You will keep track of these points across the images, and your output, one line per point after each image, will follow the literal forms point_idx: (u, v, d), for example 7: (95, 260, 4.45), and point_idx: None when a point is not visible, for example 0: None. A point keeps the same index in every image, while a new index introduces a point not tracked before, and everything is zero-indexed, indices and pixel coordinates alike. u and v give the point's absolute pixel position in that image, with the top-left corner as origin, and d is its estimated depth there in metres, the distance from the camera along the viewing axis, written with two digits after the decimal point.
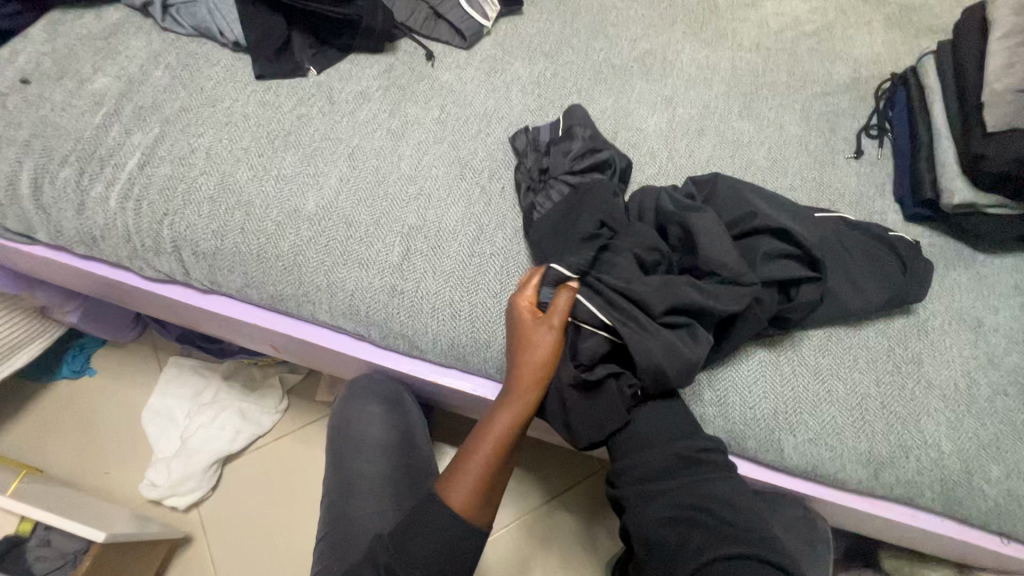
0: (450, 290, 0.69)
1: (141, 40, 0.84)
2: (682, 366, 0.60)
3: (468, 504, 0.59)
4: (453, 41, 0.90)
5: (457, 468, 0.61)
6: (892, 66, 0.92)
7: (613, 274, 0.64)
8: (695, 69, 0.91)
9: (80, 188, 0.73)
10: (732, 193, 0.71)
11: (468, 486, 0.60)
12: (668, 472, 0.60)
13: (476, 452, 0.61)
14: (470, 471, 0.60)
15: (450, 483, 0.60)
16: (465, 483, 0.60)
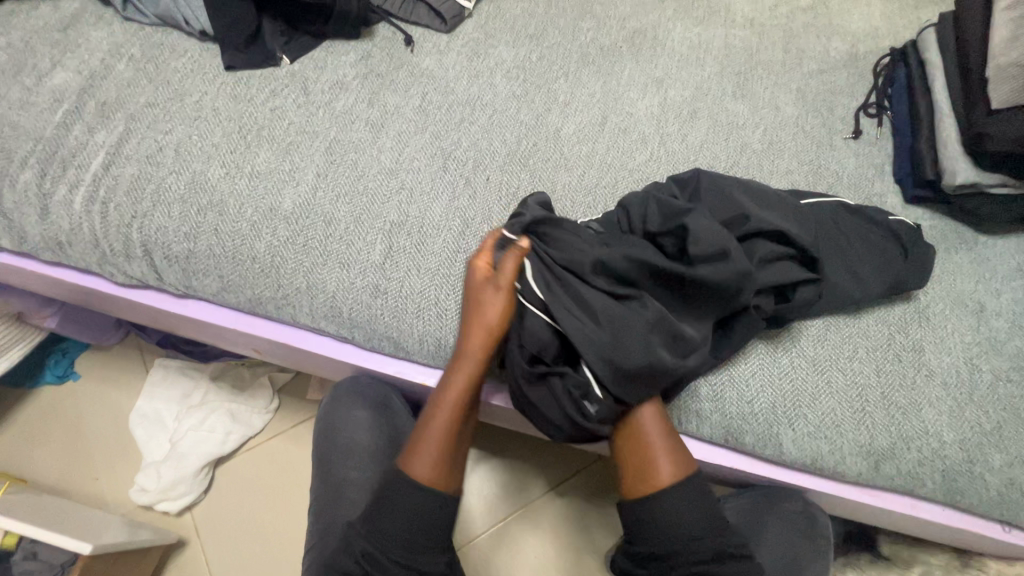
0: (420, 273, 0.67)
1: (102, 30, 0.79)
2: (625, 359, 0.58)
3: (433, 470, 0.59)
4: (433, 24, 0.85)
5: (420, 438, 0.61)
6: (891, 40, 0.89)
7: (564, 248, 0.62)
8: (686, 48, 0.87)
9: (42, 191, 0.69)
10: (716, 190, 0.66)
11: (433, 452, 0.60)
12: (702, 514, 0.61)
13: (437, 416, 0.61)
14: (433, 437, 0.60)
15: (415, 453, 0.60)
16: (428, 453, 0.59)
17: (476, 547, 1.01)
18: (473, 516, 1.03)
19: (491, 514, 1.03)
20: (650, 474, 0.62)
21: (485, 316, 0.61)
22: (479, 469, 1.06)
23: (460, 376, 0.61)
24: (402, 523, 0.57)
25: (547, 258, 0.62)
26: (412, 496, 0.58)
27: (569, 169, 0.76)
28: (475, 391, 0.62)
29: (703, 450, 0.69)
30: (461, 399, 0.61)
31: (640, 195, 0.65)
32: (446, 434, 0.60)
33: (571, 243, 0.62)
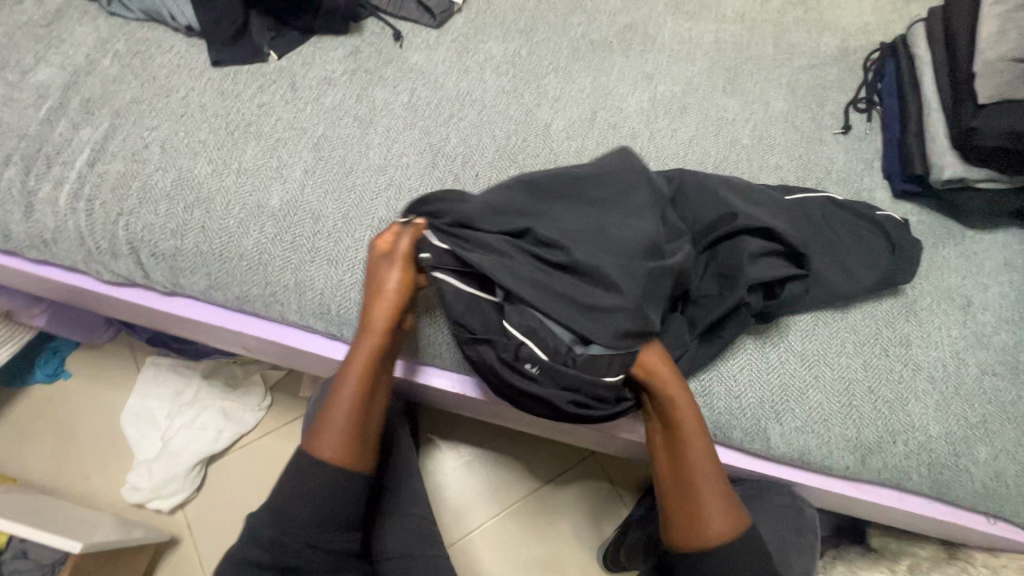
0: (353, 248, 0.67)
1: (86, 26, 0.78)
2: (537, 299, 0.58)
3: (335, 449, 0.60)
4: (422, 19, 0.85)
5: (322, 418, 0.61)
6: (882, 35, 0.89)
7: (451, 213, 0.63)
8: (677, 43, 0.87)
9: (26, 189, 0.68)
10: (702, 188, 0.67)
11: (336, 431, 0.60)
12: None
13: (339, 395, 0.61)
14: (335, 416, 0.61)
15: (318, 435, 0.61)
16: (330, 433, 0.60)
17: (469, 545, 1.01)
18: (466, 514, 1.03)
19: (484, 511, 1.04)
20: (701, 523, 0.58)
21: (383, 292, 0.61)
22: (472, 466, 1.07)
23: (357, 356, 0.61)
24: (310, 506, 0.59)
25: (439, 228, 0.61)
26: (319, 474, 0.59)
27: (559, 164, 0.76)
28: (375, 370, 0.62)
29: None
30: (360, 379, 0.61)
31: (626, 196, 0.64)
32: (347, 413, 0.61)
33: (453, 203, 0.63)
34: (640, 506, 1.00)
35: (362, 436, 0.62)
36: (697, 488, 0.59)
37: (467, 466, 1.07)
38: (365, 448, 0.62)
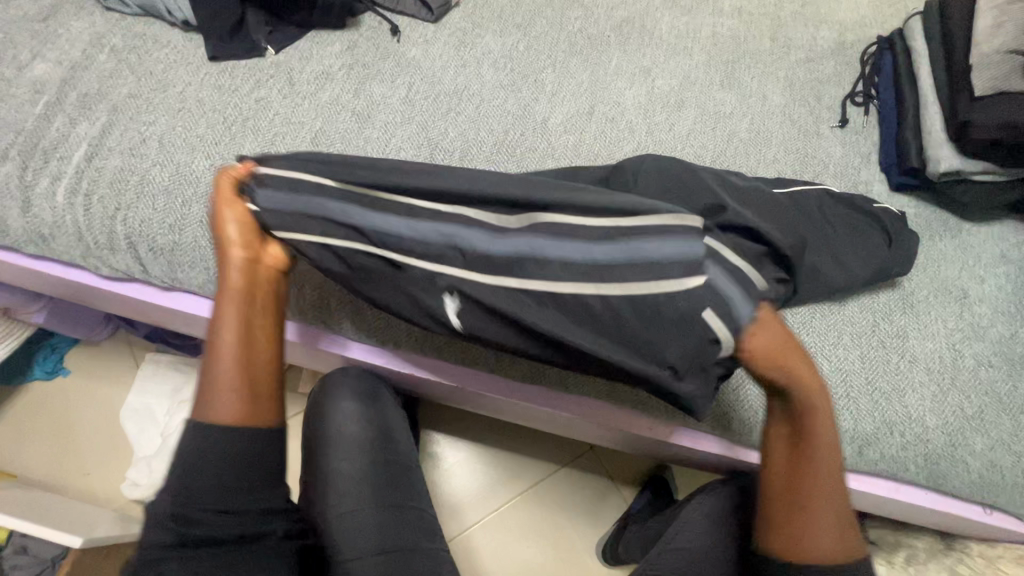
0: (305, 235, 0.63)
1: (82, 20, 0.78)
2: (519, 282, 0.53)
3: (226, 412, 0.55)
4: (419, 14, 0.85)
5: (207, 388, 0.56)
6: (878, 29, 0.89)
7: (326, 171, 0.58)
8: (674, 38, 0.87)
9: (23, 184, 0.68)
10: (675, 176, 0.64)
11: (221, 391, 0.55)
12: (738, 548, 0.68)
13: (217, 355, 0.56)
14: (218, 375, 0.55)
15: (201, 404, 0.55)
16: (218, 397, 0.55)
17: (469, 539, 1.01)
18: (466, 508, 1.04)
19: (484, 505, 1.04)
20: (803, 543, 0.56)
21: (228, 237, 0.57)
22: (472, 460, 1.07)
23: (222, 310, 0.57)
24: (212, 474, 0.53)
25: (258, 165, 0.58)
26: (216, 441, 0.54)
27: (556, 159, 0.76)
28: (246, 319, 0.57)
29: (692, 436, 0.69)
30: (233, 330, 0.56)
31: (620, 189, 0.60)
32: (229, 371, 0.56)
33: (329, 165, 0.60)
34: (639, 498, 1.01)
35: (256, 390, 0.57)
36: (811, 506, 0.56)
37: (467, 461, 1.07)
38: (264, 403, 0.57)
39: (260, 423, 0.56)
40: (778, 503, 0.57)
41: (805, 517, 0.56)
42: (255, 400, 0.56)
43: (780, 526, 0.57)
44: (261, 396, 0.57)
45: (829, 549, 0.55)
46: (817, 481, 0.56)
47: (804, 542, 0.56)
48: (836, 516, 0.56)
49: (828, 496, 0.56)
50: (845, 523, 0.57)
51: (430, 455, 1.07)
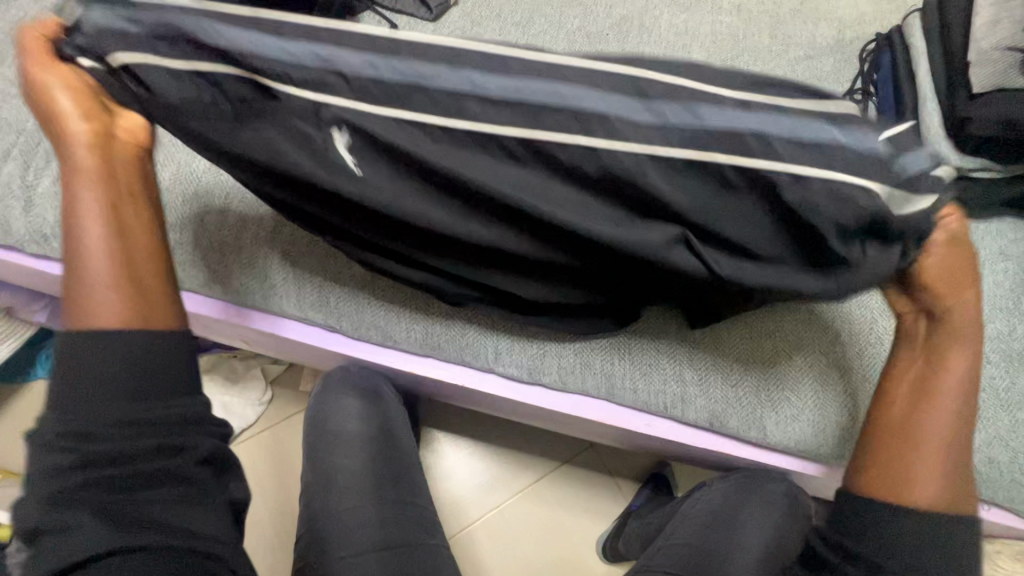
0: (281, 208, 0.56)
1: None
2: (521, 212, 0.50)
3: (113, 307, 0.48)
4: (418, 13, 0.85)
5: (83, 289, 0.49)
6: (877, 26, 0.89)
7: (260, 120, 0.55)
8: (673, 35, 0.87)
9: (26, 184, 0.69)
10: None
11: (101, 292, 0.48)
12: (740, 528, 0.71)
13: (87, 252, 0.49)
14: (93, 273, 0.49)
15: (79, 314, 0.48)
16: (99, 294, 0.48)
17: (469, 535, 1.02)
18: (467, 504, 1.04)
19: (484, 501, 1.04)
20: (910, 473, 0.56)
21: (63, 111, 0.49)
22: (472, 457, 1.07)
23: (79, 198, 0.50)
24: (108, 384, 0.46)
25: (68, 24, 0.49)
26: (98, 349, 0.46)
27: None
28: (116, 202, 0.51)
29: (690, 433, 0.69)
30: (101, 214, 0.50)
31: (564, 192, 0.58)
32: (108, 260, 0.49)
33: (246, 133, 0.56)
34: (639, 495, 1.01)
35: (141, 287, 0.50)
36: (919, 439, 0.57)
37: (467, 458, 1.07)
38: (159, 300, 0.50)
39: (158, 323, 0.49)
40: (895, 425, 0.58)
41: (912, 446, 0.57)
42: (140, 296, 0.49)
43: (880, 450, 0.58)
44: (149, 294, 0.50)
45: (932, 492, 0.55)
46: (939, 408, 0.57)
47: (910, 475, 0.56)
48: (949, 456, 0.56)
49: (946, 427, 0.57)
50: (952, 467, 0.56)
51: (430, 451, 1.08)
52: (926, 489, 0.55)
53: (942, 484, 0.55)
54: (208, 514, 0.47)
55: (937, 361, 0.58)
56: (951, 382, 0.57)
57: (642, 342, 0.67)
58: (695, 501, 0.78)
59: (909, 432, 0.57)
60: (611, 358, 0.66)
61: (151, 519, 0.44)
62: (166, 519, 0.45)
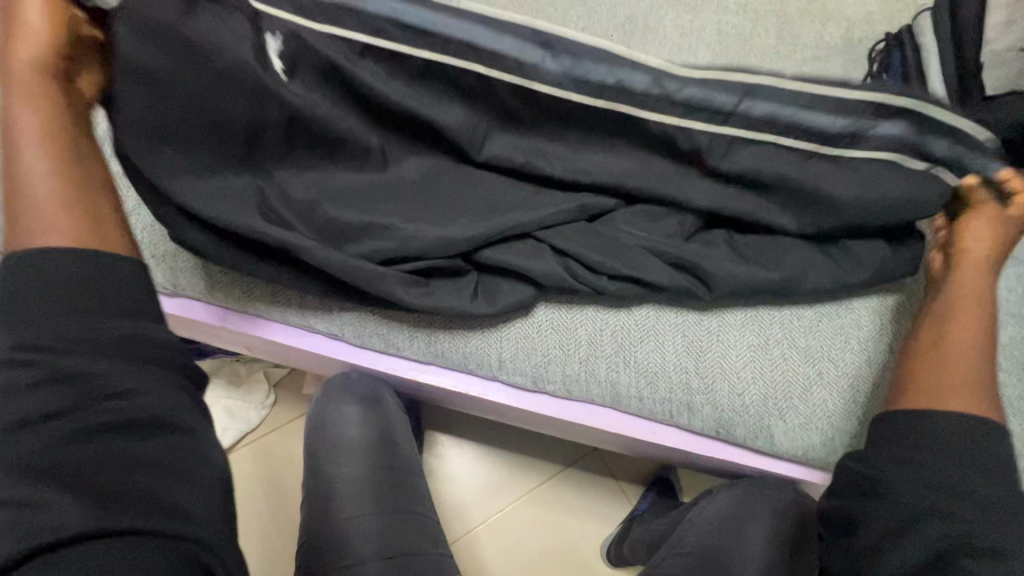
0: (245, 216, 0.58)
1: None
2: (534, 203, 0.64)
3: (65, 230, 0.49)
4: None
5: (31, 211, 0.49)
6: (886, 26, 0.87)
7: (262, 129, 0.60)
8: (678, 37, 0.86)
9: None
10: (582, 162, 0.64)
11: (42, 214, 0.49)
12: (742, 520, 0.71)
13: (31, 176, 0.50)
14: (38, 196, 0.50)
15: (19, 234, 0.49)
16: (49, 218, 0.49)
17: (472, 540, 1.02)
18: (470, 508, 1.04)
19: (487, 505, 1.04)
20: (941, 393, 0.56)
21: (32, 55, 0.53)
22: (476, 461, 1.07)
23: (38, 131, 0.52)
24: (53, 306, 0.44)
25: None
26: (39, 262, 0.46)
27: None
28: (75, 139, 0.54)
29: (696, 442, 0.68)
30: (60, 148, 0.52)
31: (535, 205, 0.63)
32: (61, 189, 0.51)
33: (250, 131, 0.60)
34: (644, 499, 1.01)
35: (90, 216, 0.51)
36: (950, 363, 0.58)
37: (470, 462, 1.07)
38: (101, 224, 0.51)
39: (97, 240, 0.49)
40: (936, 351, 0.59)
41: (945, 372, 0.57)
42: (81, 215, 0.50)
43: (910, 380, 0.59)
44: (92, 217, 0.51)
45: (974, 402, 0.55)
46: (971, 330, 0.58)
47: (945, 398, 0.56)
48: (983, 373, 0.57)
49: (979, 346, 0.58)
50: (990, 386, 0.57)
51: (432, 454, 1.07)
52: (964, 400, 0.55)
53: (984, 400, 0.56)
54: (192, 491, 0.44)
55: (958, 291, 0.61)
56: (981, 308, 0.60)
57: (648, 351, 0.66)
58: (701, 510, 0.78)
59: (944, 353, 0.58)
60: (617, 367, 0.65)
61: (112, 486, 0.40)
62: (129, 497, 0.40)
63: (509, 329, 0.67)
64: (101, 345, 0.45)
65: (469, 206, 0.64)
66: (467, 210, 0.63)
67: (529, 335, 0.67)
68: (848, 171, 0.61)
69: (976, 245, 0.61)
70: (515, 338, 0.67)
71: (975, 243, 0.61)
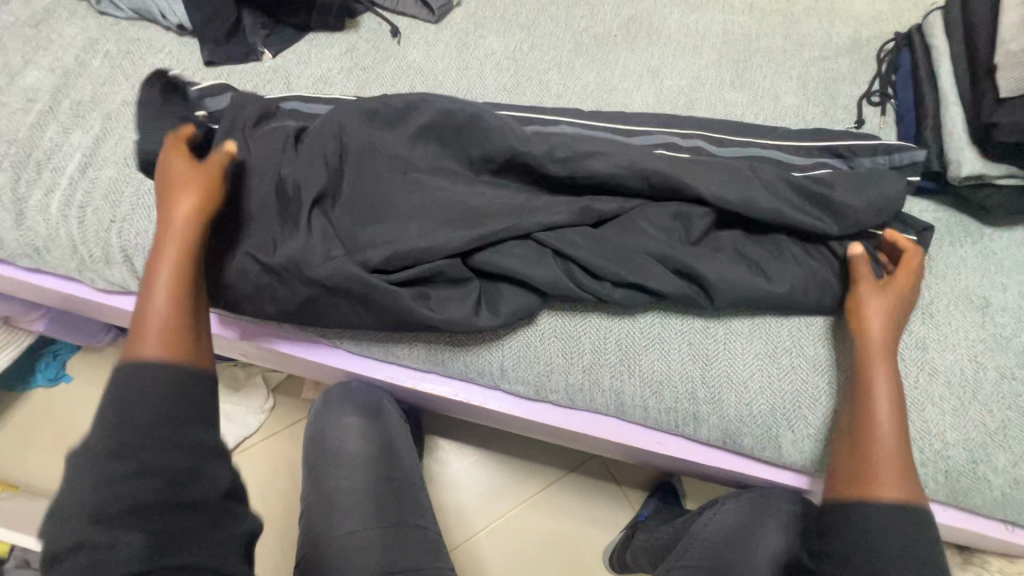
0: (258, 233, 0.61)
1: (76, 26, 0.77)
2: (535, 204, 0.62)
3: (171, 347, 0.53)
4: (420, 14, 0.83)
5: (146, 325, 0.53)
6: (895, 25, 0.86)
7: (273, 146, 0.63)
8: (683, 36, 0.84)
9: (16, 196, 0.67)
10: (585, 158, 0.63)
11: (150, 330, 0.53)
12: (750, 530, 0.70)
13: (153, 294, 0.55)
14: (150, 315, 0.54)
15: (134, 342, 0.53)
16: (162, 337, 0.53)
17: (473, 547, 1.00)
18: (471, 514, 1.02)
19: (488, 511, 1.03)
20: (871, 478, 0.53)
21: (187, 191, 0.57)
22: (476, 466, 1.06)
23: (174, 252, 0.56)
24: (157, 406, 0.50)
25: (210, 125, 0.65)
26: (143, 377, 0.51)
27: None
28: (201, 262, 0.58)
29: (702, 453, 0.67)
30: (186, 271, 0.56)
31: (536, 208, 0.61)
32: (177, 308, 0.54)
33: (262, 148, 0.63)
34: (646, 506, 0.99)
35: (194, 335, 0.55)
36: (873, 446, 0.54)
37: (470, 468, 1.06)
38: (199, 343, 0.55)
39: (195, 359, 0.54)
40: (855, 443, 0.56)
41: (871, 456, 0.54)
42: (187, 336, 0.54)
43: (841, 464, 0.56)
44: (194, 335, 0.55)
45: (900, 488, 0.53)
46: (880, 411, 0.55)
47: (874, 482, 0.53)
48: (905, 452, 0.54)
49: (895, 423, 0.55)
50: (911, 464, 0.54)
51: (433, 460, 1.06)
52: (892, 492, 0.52)
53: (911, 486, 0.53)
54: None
55: (860, 368, 0.58)
56: (881, 385, 0.57)
57: (653, 359, 0.64)
58: (705, 522, 0.76)
59: (864, 442, 0.55)
60: (621, 375, 0.64)
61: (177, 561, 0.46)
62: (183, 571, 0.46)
63: (511, 337, 0.65)
64: (172, 420, 0.50)
65: (469, 206, 0.61)
66: (468, 210, 0.61)
67: (531, 343, 0.65)
68: (842, 185, 0.63)
69: (869, 319, 0.59)
70: (517, 346, 0.65)
71: (866, 318, 0.59)
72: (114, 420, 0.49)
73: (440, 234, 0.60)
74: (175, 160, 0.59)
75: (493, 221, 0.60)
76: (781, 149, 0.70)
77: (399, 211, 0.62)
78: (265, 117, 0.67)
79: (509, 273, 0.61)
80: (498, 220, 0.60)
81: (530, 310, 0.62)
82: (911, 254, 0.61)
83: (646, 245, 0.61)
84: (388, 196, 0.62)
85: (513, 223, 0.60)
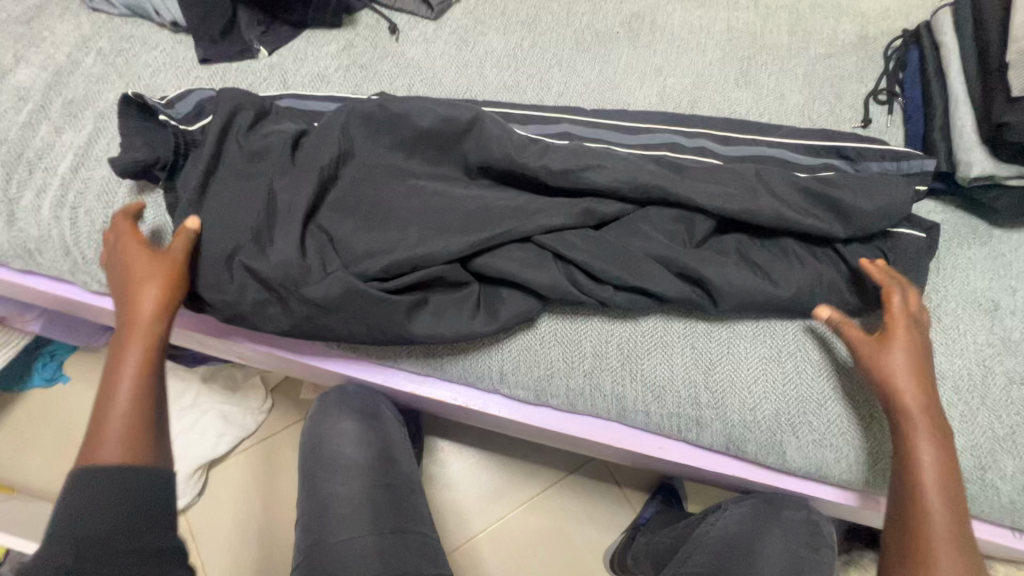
0: (250, 232, 0.59)
1: (68, 23, 0.76)
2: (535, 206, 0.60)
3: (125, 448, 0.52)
4: (418, 11, 0.81)
5: (99, 426, 0.52)
6: (903, 21, 0.84)
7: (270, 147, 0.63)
8: (687, 33, 0.83)
9: (7, 197, 0.65)
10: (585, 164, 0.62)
11: (108, 436, 0.52)
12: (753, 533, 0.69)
13: (112, 394, 0.53)
14: (108, 418, 0.52)
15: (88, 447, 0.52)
16: (113, 437, 0.52)
17: (473, 550, 0.99)
18: (470, 516, 1.02)
19: (488, 513, 1.02)
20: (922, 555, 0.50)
21: (148, 289, 0.56)
22: (476, 468, 1.05)
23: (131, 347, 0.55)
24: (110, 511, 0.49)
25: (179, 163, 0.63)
26: (102, 486, 0.50)
27: None
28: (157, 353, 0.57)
29: (705, 459, 0.66)
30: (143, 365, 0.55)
31: (537, 209, 0.60)
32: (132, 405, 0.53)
33: (260, 149, 0.62)
34: (648, 509, 0.99)
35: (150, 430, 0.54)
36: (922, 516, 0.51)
37: (470, 470, 1.05)
38: (158, 439, 0.54)
39: (156, 460, 0.53)
40: (904, 523, 0.52)
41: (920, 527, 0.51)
42: (147, 437, 0.53)
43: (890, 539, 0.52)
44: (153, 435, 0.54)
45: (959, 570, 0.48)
46: (927, 490, 0.52)
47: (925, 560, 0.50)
48: (959, 529, 0.50)
49: (943, 497, 0.51)
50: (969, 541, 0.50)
51: (432, 462, 1.05)
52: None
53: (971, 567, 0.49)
54: None
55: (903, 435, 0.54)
56: (924, 456, 0.53)
57: (655, 364, 0.63)
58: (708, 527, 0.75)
59: (915, 522, 0.51)
60: (623, 380, 0.63)
61: None
62: None
63: (510, 340, 0.64)
64: (135, 516, 0.50)
65: (469, 208, 0.60)
66: (467, 212, 0.60)
67: (530, 346, 0.64)
68: (848, 187, 0.62)
69: (902, 384, 0.55)
70: (516, 349, 0.64)
71: (899, 383, 0.55)
72: (65, 534, 0.48)
73: (438, 237, 0.59)
74: (135, 251, 0.58)
75: (494, 223, 0.59)
76: (786, 148, 0.69)
77: (397, 212, 0.61)
78: (260, 119, 0.66)
79: (509, 277, 0.59)
80: (498, 222, 0.59)
81: (530, 314, 0.61)
82: (892, 294, 0.58)
83: (647, 248, 0.60)
84: (386, 200, 0.61)
85: (513, 224, 0.59)
